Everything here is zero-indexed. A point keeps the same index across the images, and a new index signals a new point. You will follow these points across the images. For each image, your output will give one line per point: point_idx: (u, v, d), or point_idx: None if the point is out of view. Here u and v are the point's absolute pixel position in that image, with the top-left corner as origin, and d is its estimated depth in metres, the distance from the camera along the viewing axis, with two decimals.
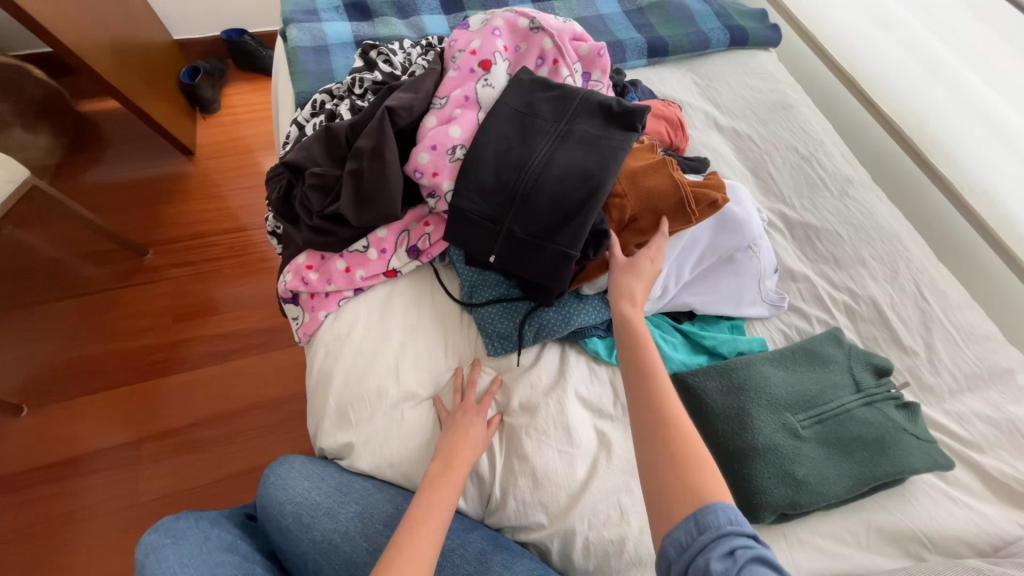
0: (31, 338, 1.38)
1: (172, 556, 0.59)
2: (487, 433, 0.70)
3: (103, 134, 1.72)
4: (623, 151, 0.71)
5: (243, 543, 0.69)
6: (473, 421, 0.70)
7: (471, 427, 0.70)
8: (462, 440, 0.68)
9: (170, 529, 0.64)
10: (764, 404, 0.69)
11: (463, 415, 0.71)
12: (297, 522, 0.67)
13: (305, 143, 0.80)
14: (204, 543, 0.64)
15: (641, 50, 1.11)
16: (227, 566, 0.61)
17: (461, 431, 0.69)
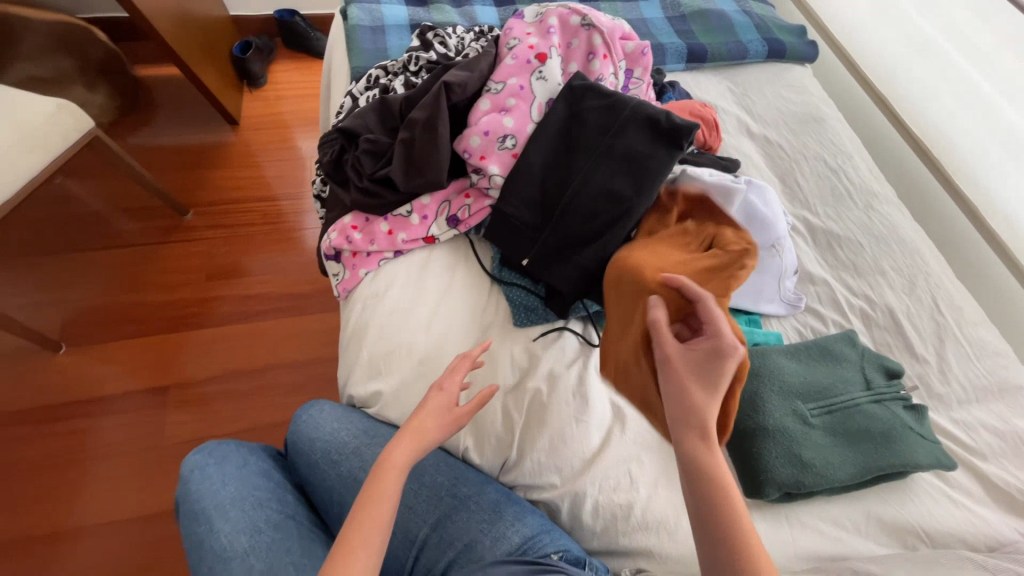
0: (71, 282, 1.45)
1: (215, 476, 0.67)
2: (466, 413, 0.61)
3: (154, 97, 1.81)
4: (659, 178, 0.73)
5: (278, 470, 0.75)
6: (436, 405, 0.60)
7: (434, 416, 0.59)
8: (414, 428, 0.58)
9: (214, 450, 0.71)
10: (776, 389, 0.72)
11: (428, 399, 0.61)
12: (326, 457, 0.73)
13: (360, 112, 0.86)
14: (244, 466, 0.70)
15: (681, 54, 1.15)
16: (262, 489, 0.68)
17: (419, 412, 0.59)
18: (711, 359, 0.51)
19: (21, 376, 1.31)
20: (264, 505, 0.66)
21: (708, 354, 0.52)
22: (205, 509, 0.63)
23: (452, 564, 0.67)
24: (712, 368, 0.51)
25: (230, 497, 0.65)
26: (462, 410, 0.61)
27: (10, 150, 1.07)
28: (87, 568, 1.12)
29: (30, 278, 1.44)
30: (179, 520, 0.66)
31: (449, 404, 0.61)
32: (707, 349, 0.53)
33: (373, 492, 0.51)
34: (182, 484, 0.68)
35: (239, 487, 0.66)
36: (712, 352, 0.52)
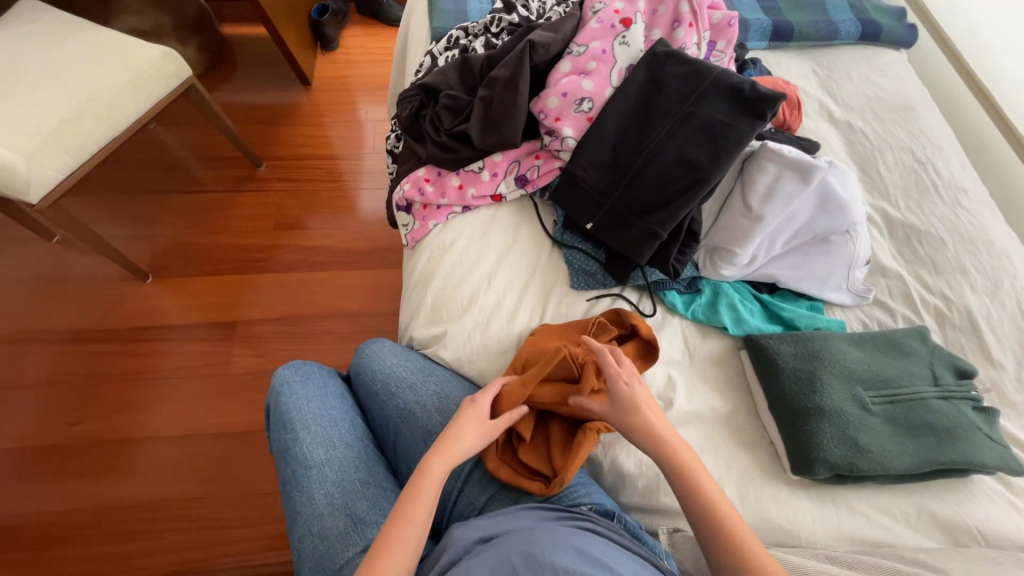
0: (155, 220, 1.59)
1: (300, 392, 0.77)
2: (500, 428, 0.65)
3: (237, 55, 1.92)
4: (739, 146, 0.72)
5: (348, 394, 0.83)
6: (469, 422, 0.63)
7: (469, 430, 0.63)
8: (447, 441, 0.61)
9: (300, 369, 0.82)
10: (836, 373, 0.72)
11: (459, 417, 0.64)
12: (385, 388, 0.78)
13: (442, 70, 0.89)
14: (323, 387, 0.80)
15: (764, 32, 1.11)
16: (337, 409, 0.77)
17: (451, 426, 0.63)
18: (615, 397, 0.63)
19: (112, 299, 1.46)
20: (338, 424, 0.75)
21: (624, 400, 0.63)
22: (292, 419, 0.73)
23: (493, 500, 0.69)
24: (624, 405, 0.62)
25: (312, 412, 0.74)
26: (498, 428, 0.65)
27: (121, 90, 1.18)
28: (158, 474, 1.25)
29: (120, 214, 1.59)
30: (271, 424, 0.77)
31: (482, 419, 0.64)
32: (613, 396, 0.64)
33: (418, 482, 0.57)
34: (274, 393, 0.79)
35: (320, 406, 0.76)
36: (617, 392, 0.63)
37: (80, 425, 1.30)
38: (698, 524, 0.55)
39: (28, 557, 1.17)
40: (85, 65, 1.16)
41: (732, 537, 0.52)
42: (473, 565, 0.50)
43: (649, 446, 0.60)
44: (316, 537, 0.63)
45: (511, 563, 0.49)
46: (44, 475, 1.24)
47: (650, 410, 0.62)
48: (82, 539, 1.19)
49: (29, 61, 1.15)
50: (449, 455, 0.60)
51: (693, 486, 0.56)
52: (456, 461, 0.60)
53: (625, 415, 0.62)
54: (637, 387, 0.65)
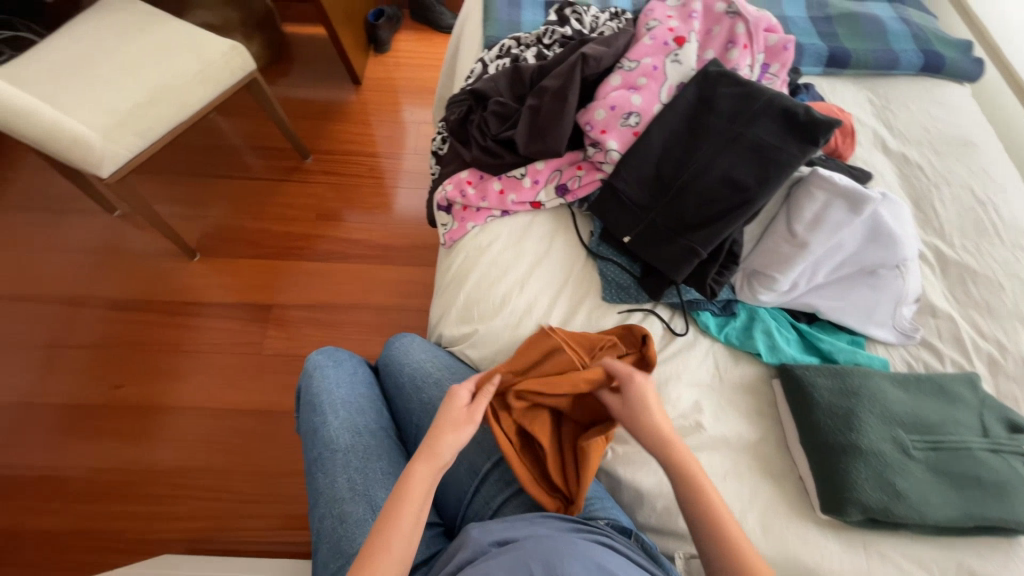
0: (206, 202, 1.67)
1: (331, 376, 0.80)
2: (480, 412, 0.61)
3: (295, 52, 2.02)
4: (788, 171, 0.71)
5: (375, 384, 0.85)
6: (451, 419, 0.61)
7: (454, 429, 0.60)
8: (431, 442, 0.59)
9: (332, 354, 0.84)
10: (876, 413, 0.69)
11: (440, 416, 0.61)
12: (412, 382, 0.80)
13: (493, 77, 0.92)
14: (353, 374, 0.82)
15: (820, 58, 1.09)
16: (364, 398, 0.79)
17: (436, 425, 0.60)
18: (631, 388, 0.62)
19: (160, 274, 1.54)
20: (365, 412, 0.77)
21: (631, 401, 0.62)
22: (322, 402, 0.76)
23: (508, 503, 0.69)
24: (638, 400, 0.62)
25: (341, 398, 0.77)
26: (476, 414, 0.61)
27: (191, 79, 1.26)
28: (185, 444, 1.31)
29: (175, 194, 1.68)
30: (302, 405, 0.79)
31: (463, 410, 0.62)
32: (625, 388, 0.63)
33: (406, 486, 0.56)
34: (306, 375, 0.82)
35: (349, 392, 0.78)
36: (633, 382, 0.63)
37: (120, 389, 1.38)
38: (703, 530, 0.54)
39: (61, 510, 1.24)
40: (162, 55, 1.25)
41: (739, 546, 0.52)
42: (490, 565, 0.50)
43: (655, 447, 0.59)
44: (335, 520, 0.65)
45: (528, 567, 0.49)
46: (83, 433, 1.32)
47: (660, 410, 0.61)
48: (111, 498, 1.25)
49: (114, 48, 1.25)
50: (433, 462, 0.58)
51: (700, 491, 0.56)
52: (444, 464, 0.58)
53: (635, 412, 0.61)
54: (648, 384, 0.63)
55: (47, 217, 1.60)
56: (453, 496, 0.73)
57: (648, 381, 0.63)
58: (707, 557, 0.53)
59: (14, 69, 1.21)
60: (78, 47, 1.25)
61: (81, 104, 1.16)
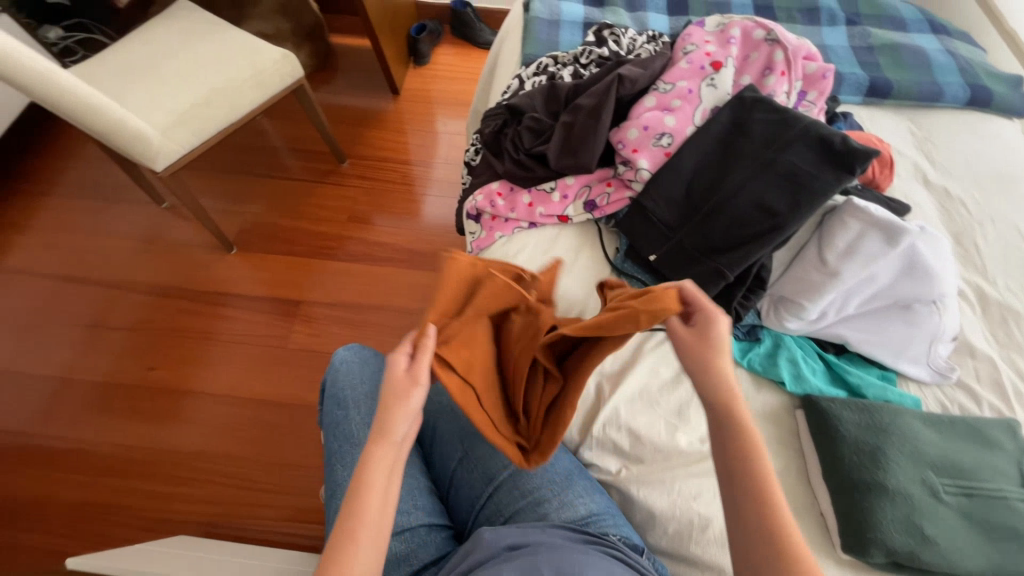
0: (247, 199, 1.76)
1: (355, 372, 0.82)
2: (424, 370, 0.54)
3: (340, 62, 2.11)
4: (822, 199, 0.71)
5: None
6: (397, 389, 0.53)
7: (401, 400, 0.53)
8: (381, 423, 0.52)
9: (356, 351, 0.87)
10: (905, 452, 0.66)
11: (385, 391, 0.54)
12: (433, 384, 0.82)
13: (529, 93, 0.94)
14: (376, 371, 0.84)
15: (859, 87, 1.08)
16: None
17: (381, 403, 0.53)
18: (708, 328, 0.55)
19: (199, 264, 1.62)
20: None
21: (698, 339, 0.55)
22: (345, 396, 0.79)
23: (519, 512, 0.69)
24: (710, 337, 0.55)
25: (364, 394, 0.79)
26: (421, 373, 0.54)
27: (244, 84, 1.33)
28: (209, 429, 1.36)
29: (218, 189, 1.77)
30: (325, 398, 0.82)
31: (405, 376, 0.54)
32: (700, 322, 0.56)
33: (367, 472, 0.50)
34: (331, 369, 0.85)
35: (371, 389, 0.81)
36: (713, 321, 0.55)
37: (154, 371, 1.44)
38: (749, 502, 0.47)
39: (89, 482, 1.29)
40: (220, 60, 1.34)
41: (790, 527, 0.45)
42: (502, 566, 0.52)
43: (714, 403, 0.53)
44: None
45: (539, 569, 0.51)
46: (116, 411, 1.39)
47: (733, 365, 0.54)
48: (135, 475, 1.30)
49: (177, 53, 1.34)
50: (392, 444, 0.51)
51: (759, 465, 0.49)
52: (400, 443, 0.52)
53: (703, 358, 0.54)
54: (727, 333, 0.55)
55: (102, 205, 1.71)
56: (465, 500, 0.73)
57: (729, 325, 0.56)
58: (746, 528, 0.47)
59: (88, 68, 1.32)
60: (147, 50, 1.35)
61: (145, 102, 1.25)
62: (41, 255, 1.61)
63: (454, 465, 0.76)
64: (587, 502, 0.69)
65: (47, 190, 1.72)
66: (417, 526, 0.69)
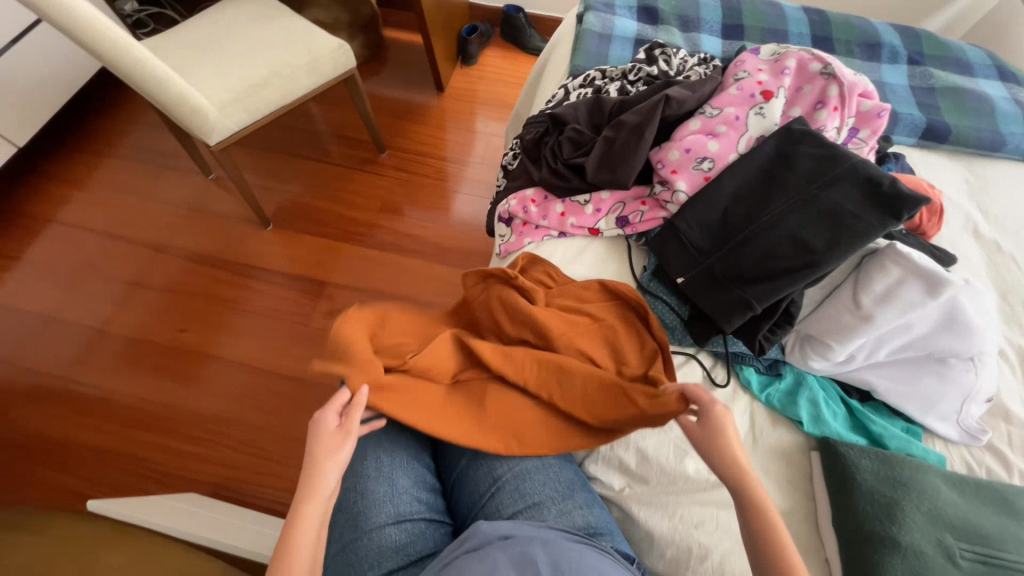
0: (288, 178, 1.82)
1: None
2: (354, 424, 0.62)
3: (390, 55, 2.17)
4: (864, 241, 0.69)
5: None
6: (327, 446, 0.60)
7: (330, 454, 0.59)
8: (309, 476, 0.57)
9: None
10: (923, 509, 0.64)
11: (314, 445, 0.59)
12: None
13: (574, 105, 0.96)
14: None
15: (915, 128, 1.04)
16: None
17: (308, 459, 0.58)
18: (711, 416, 0.60)
19: (237, 236, 1.68)
20: None
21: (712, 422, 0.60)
22: None
23: (518, 514, 0.69)
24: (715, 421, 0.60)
25: None
26: (351, 427, 0.62)
27: (299, 70, 1.39)
28: (227, 394, 1.41)
29: (262, 167, 1.84)
30: None
31: (333, 434, 0.61)
32: (702, 411, 0.62)
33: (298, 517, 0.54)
34: None
35: None
36: (709, 408, 0.61)
37: (184, 333, 1.51)
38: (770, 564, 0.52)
39: (113, 432, 1.36)
40: (279, 46, 1.40)
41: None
42: (498, 559, 0.54)
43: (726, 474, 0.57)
44: (356, 494, 0.69)
45: (538, 566, 0.53)
46: (144, 367, 1.46)
47: (739, 441, 0.59)
48: (155, 430, 1.36)
49: (240, 35, 1.41)
50: (321, 499, 0.56)
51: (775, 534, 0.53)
52: (328, 493, 0.57)
53: (710, 433, 0.60)
54: (729, 415, 0.60)
55: (154, 170, 1.80)
56: (468, 496, 0.74)
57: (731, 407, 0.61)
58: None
59: (158, 42, 1.39)
60: (214, 29, 1.43)
61: (205, 79, 1.31)
62: (93, 211, 1.70)
63: (461, 462, 0.77)
64: (586, 514, 0.69)
65: (105, 152, 1.83)
66: (418, 517, 0.69)
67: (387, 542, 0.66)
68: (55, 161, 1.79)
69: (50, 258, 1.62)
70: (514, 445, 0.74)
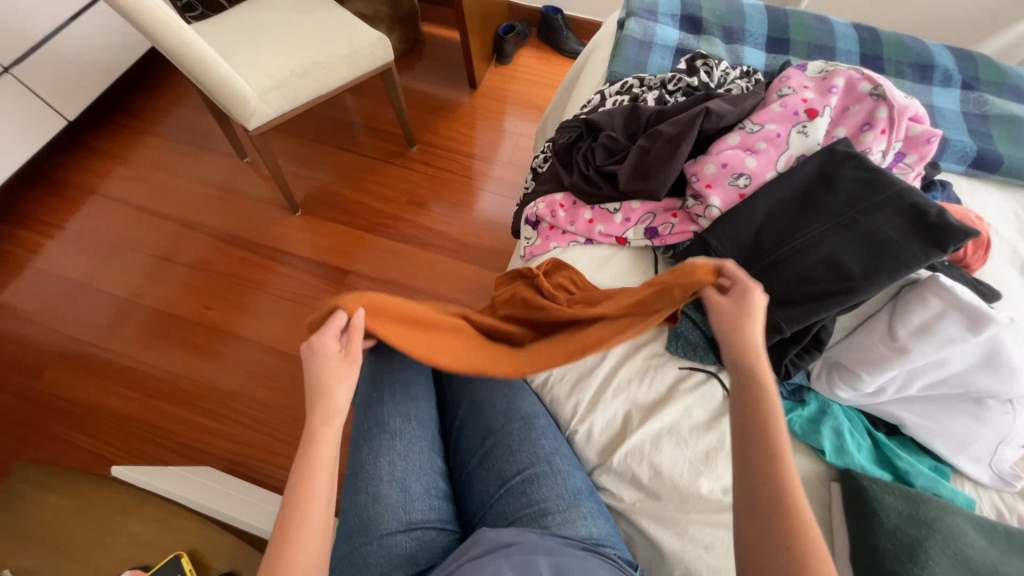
0: (319, 165, 1.86)
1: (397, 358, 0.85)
2: (357, 347, 0.62)
3: (426, 50, 2.19)
4: (906, 270, 0.67)
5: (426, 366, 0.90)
6: (335, 371, 0.60)
7: (338, 379, 0.59)
8: (320, 401, 0.58)
9: None
10: (948, 553, 0.61)
11: (320, 372, 0.60)
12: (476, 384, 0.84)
13: (610, 112, 0.95)
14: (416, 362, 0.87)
15: (965, 156, 1.00)
16: (419, 385, 0.84)
17: (314, 384, 0.59)
18: (743, 296, 0.59)
19: (266, 219, 1.73)
20: (418, 402, 0.82)
21: (737, 308, 0.58)
22: (383, 381, 0.82)
23: (524, 518, 0.69)
24: (745, 304, 0.58)
25: (400, 381, 0.82)
26: (354, 352, 0.62)
27: (339, 61, 1.41)
28: (247, 373, 1.45)
29: (295, 153, 1.88)
30: (363, 377, 0.84)
31: (338, 358, 0.61)
32: (736, 293, 0.59)
33: (313, 439, 0.56)
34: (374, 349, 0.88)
35: (407, 377, 0.83)
36: (748, 290, 0.59)
37: (210, 310, 1.56)
38: (761, 452, 0.50)
39: (137, 401, 1.41)
40: (322, 35, 1.43)
41: (798, 501, 0.47)
42: (500, 565, 0.54)
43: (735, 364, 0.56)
44: (368, 497, 0.70)
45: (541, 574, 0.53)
46: (170, 340, 1.50)
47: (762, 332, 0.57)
48: (177, 402, 1.41)
49: (286, 23, 1.44)
50: (338, 419, 0.58)
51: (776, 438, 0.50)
52: (343, 416, 0.59)
53: (733, 322, 0.58)
54: (762, 303, 0.59)
55: (192, 151, 1.86)
56: (477, 499, 0.75)
57: (762, 296, 0.59)
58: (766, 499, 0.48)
59: (206, 26, 1.44)
60: (260, 16, 1.46)
61: (249, 63, 1.35)
62: (132, 186, 1.77)
63: (473, 464, 0.78)
64: (590, 526, 0.68)
65: (147, 129, 1.89)
66: (428, 525, 0.70)
67: (397, 549, 0.66)
68: (100, 135, 1.87)
69: (89, 228, 1.68)
70: (526, 367, 0.74)
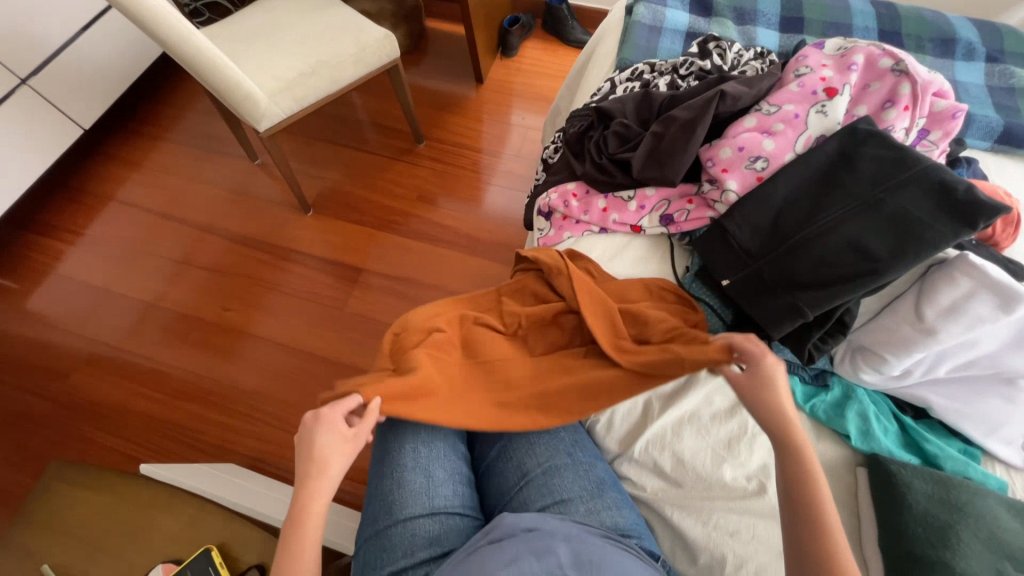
0: (328, 165, 1.87)
1: None
2: (366, 432, 0.63)
3: (430, 46, 2.18)
4: (932, 249, 0.65)
5: None
6: (335, 446, 0.60)
7: (338, 456, 0.60)
8: (315, 472, 0.58)
9: None
10: (981, 537, 0.60)
11: (323, 444, 0.60)
12: None
13: (622, 99, 0.94)
14: None
15: (990, 132, 0.97)
16: None
17: (313, 451, 0.59)
18: (758, 368, 0.61)
19: (278, 221, 1.74)
20: None
21: (756, 378, 0.60)
22: None
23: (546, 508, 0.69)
24: (761, 379, 0.60)
25: None
26: (361, 436, 0.63)
27: (346, 60, 1.42)
28: (266, 372, 1.48)
29: (304, 154, 1.89)
30: None
31: (344, 435, 0.61)
32: (752, 366, 0.61)
33: (302, 516, 0.57)
34: None
35: None
36: (763, 362, 0.61)
37: (228, 311, 1.58)
38: (806, 521, 0.53)
39: (162, 401, 1.45)
40: (330, 35, 1.43)
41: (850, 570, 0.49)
42: (519, 549, 0.55)
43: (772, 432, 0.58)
44: (393, 482, 0.71)
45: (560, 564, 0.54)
46: (191, 341, 1.53)
47: (785, 398, 0.59)
48: (199, 402, 1.44)
49: (293, 24, 1.45)
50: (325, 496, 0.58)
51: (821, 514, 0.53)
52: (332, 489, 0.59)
53: (759, 392, 0.60)
54: (778, 368, 0.61)
55: (203, 154, 1.88)
56: (497, 489, 0.76)
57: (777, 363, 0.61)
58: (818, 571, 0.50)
59: (215, 30, 1.45)
60: (267, 19, 1.47)
61: (259, 66, 1.36)
62: (148, 191, 1.80)
63: (493, 457, 0.79)
64: (615, 515, 0.68)
65: (159, 135, 1.92)
66: (451, 510, 0.70)
67: (422, 532, 0.67)
68: (115, 142, 1.90)
69: (108, 234, 1.72)
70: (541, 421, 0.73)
